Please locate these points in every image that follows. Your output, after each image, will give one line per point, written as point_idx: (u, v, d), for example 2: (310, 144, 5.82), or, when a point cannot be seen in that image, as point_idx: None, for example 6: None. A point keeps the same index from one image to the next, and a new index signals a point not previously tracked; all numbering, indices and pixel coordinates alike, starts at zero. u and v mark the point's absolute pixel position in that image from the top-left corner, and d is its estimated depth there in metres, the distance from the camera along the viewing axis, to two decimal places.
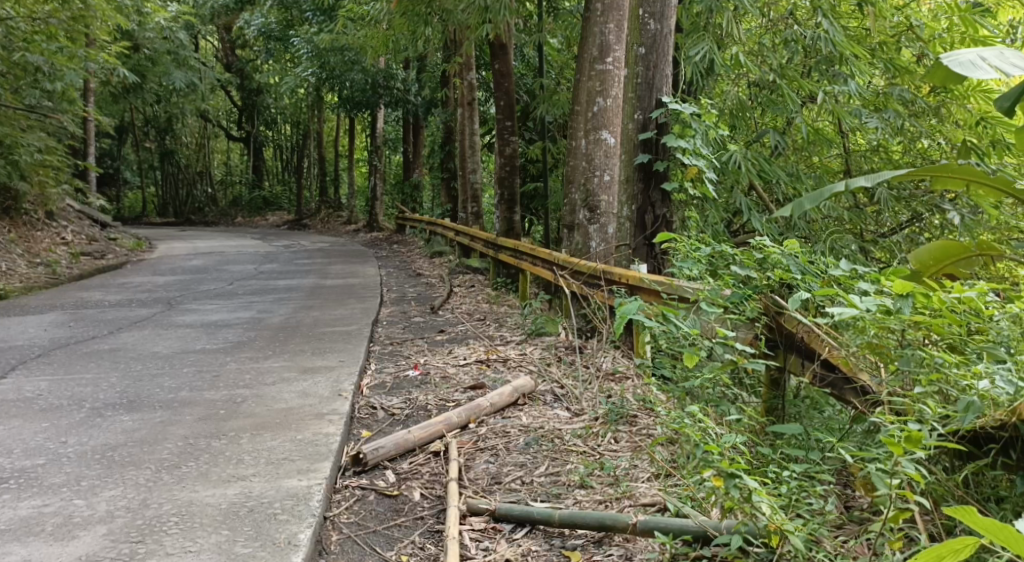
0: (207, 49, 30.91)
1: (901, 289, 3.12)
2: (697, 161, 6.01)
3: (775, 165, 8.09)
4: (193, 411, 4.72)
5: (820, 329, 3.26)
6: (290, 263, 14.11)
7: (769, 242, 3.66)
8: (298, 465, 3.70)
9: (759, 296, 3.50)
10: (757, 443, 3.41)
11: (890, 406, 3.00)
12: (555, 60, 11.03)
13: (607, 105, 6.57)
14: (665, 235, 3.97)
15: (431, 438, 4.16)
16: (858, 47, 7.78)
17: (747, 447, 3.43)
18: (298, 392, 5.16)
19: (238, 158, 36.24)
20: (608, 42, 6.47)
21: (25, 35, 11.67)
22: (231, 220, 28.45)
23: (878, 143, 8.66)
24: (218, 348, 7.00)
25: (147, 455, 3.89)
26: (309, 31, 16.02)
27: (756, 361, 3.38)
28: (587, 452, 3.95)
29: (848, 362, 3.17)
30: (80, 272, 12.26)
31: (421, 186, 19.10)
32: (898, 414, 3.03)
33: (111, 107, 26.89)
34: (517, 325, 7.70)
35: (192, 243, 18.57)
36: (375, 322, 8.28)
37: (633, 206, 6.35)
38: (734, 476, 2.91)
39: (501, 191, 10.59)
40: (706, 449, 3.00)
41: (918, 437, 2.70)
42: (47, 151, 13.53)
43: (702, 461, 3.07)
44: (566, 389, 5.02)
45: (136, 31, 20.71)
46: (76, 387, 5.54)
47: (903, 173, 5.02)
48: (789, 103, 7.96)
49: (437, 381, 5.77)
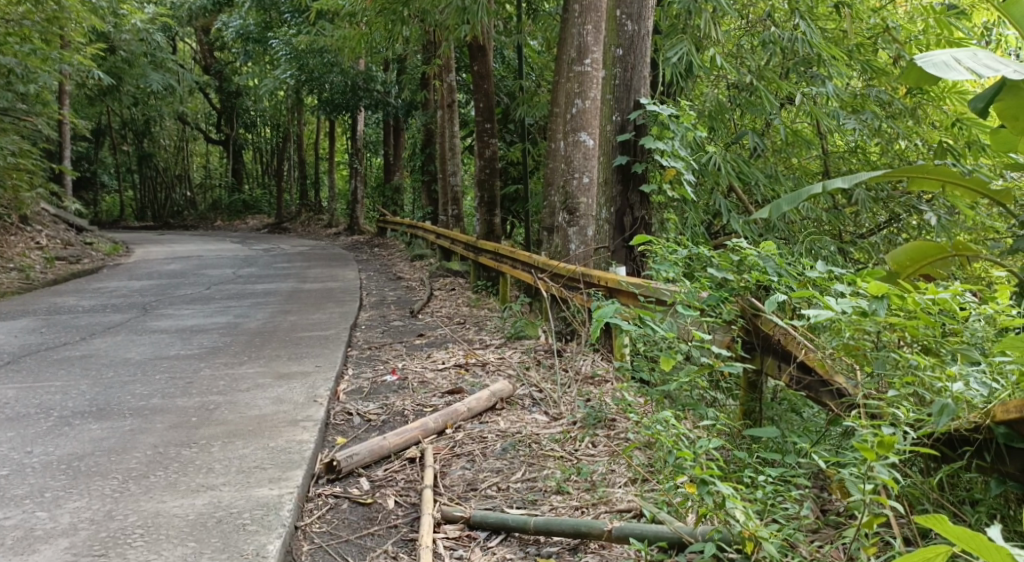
0: (185, 51, 30.67)
1: (876, 290, 3.10)
2: (675, 163, 5.97)
3: (754, 167, 8.08)
4: (164, 419, 4.63)
5: (796, 331, 3.23)
6: (269, 267, 13.99)
7: (746, 243, 3.64)
8: (270, 473, 3.63)
9: (735, 298, 3.47)
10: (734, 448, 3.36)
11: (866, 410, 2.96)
12: (535, 62, 11.01)
13: (586, 107, 6.27)
14: (641, 237, 3.92)
15: (407, 444, 4.09)
16: (835, 48, 7.80)
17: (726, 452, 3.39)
18: (273, 398, 5.08)
19: (217, 162, 35.98)
20: (586, 43, 6.19)
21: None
22: (210, 223, 28.21)
23: (856, 144, 8.68)
24: (193, 354, 6.90)
25: (115, 465, 3.80)
26: (287, 33, 15.96)
27: (732, 365, 3.36)
28: (564, 457, 3.91)
29: (824, 365, 3.11)
30: (54, 277, 12.08)
31: (401, 188, 19.01)
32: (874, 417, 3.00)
33: (87, 110, 26.59)
34: (497, 328, 7.65)
35: (169, 247, 18.36)
36: (353, 326, 8.20)
37: (612, 208, 6.40)
38: (707, 483, 2.86)
39: (481, 193, 10.54)
40: (680, 454, 2.95)
41: (892, 443, 2.62)
42: (21, 154, 13.14)
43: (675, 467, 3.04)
44: (544, 392, 4.96)
45: (112, 34, 20.50)
46: (45, 395, 5.43)
47: (880, 174, 5.02)
48: (767, 105, 7.94)
49: (414, 386, 5.71)
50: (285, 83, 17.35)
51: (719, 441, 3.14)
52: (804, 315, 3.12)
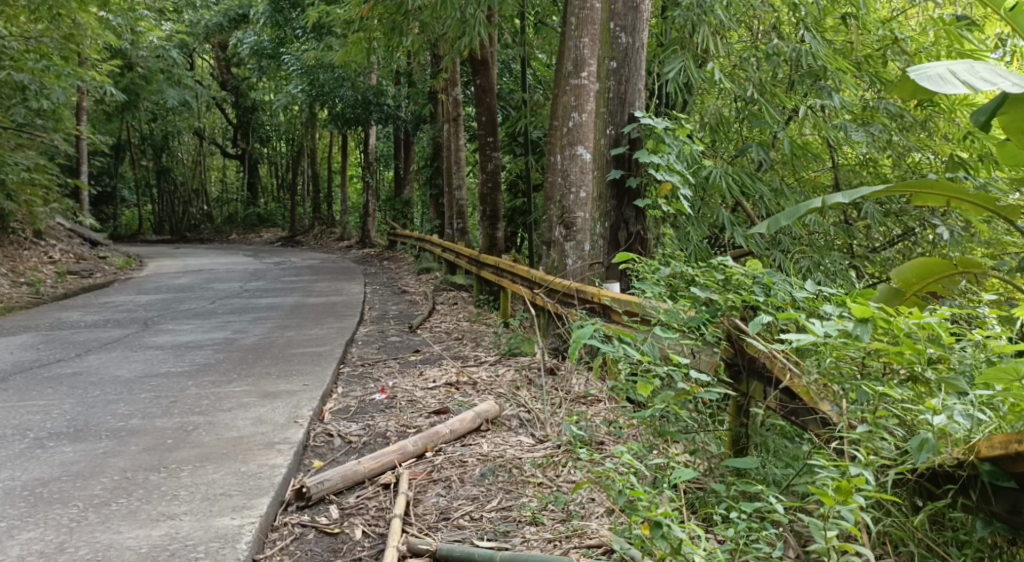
0: (203, 67, 30.83)
1: (861, 314, 2.90)
2: (671, 177, 5.75)
3: (760, 181, 7.87)
4: (139, 440, 4.50)
5: (779, 354, 3.07)
6: (276, 281, 13.90)
7: (732, 262, 3.51)
8: (236, 501, 3.50)
9: (720, 320, 3.30)
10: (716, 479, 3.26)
11: (848, 444, 2.80)
12: (541, 76, 10.89)
13: (583, 121, 6.20)
14: (623, 257, 3.79)
15: (383, 469, 3.96)
16: (843, 60, 7.60)
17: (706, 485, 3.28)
18: (253, 418, 4.94)
19: (234, 176, 36.09)
20: (582, 56, 6.14)
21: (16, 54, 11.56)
22: (225, 237, 28.25)
23: (867, 156, 8.46)
24: (184, 371, 6.77)
25: (78, 491, 3.67)
26: (298, 48, 15.81)
27: (711, 391, 3.23)
28: (544, 483, 3.78)
29: (808, 392, 2.97)
30: (62, 291, 12.04)
31: (412, 202, 18.94)
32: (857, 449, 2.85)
33: (105, 125, 26.78)
34: (493, 345, 7.49)
35: (181, 261, 18.33)
36: (350, 342, 8.06)
37: (606, 223, 6.19)
38: (662, 525, 2.74)
39: (484, 208, 10.38)
40: (634, 494, 2.82)
41: (849, 489, 2.56)
42: (35, 169, 13.18)
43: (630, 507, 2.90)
44: (531, 413, 4.79)
45: (128, 51, 20.56)
46: (26, 415, 5.31)
47: (883, 188, 4.79)
48: (770, 118, 7.71)
49: (402, 405, 5.56)
50: (297, 97, 17.32)
51: (693, 472, 3.01)
52: (785, 338, 2.97)
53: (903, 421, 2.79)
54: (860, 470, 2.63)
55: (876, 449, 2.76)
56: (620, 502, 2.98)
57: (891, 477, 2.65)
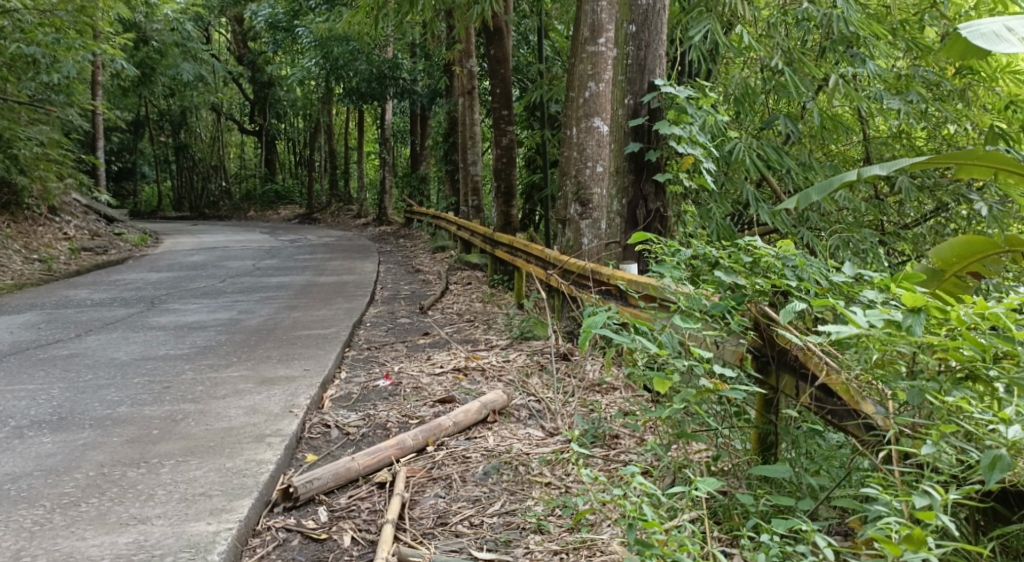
0: (221, 42, 30.47)
1: (911, 302, 2.55)
2: (693, 149, 5.32)
3: (786, 155, 7.44)
4: (124, 431, 4.22)
5: (815, 347, 2.74)
6: (289, 258, 13.63)
7: (760, 243, 3.13)
8: (215, 503, 3.24)
9: (746, 306, 2.97)
10: (744, 489, 2.95)
11: (898, 451, 2.50)
12: (560, 47, 10.47)
13: (600, 90, 5.98)
14: (639, 236, 3.41)
15: (378, 465, 3.66)
16: (877, 26, 7.09)
17: (731, 496, 2.97)
18: (246, 407, 4.62)
19: (252, 153, 35.74)
20: (600, 21, 5.93)
21: (31, 27, 11.47)
22: (243, 213, 27.95)
23: (900, 128, 8.04)
24: (182, 355, 6.48)
25: (48, 489, 3.44)
26: (311, 20, 15.34)
27: (737, 389, 2.88)
28: (552, 484, 3.45)
29: (848, 390, 2.64)
30: (75, 268, 11.77)
31: (428, 178, 18.56)
32: (907, 457, 2.53)
33: (122, 101, 26.52)
34: (506, 326, 7.15)
35: (198, 238, 18.01)
36: (356, 324, 7.73)
37: (624, 200, 5.73)
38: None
39: (497, 184, 9.96)
40: (645, 526, 2.51)
41: (922, 538, 2.23)
42: (49, 145, 12.96)
43: (640, 542, 2.55)
44: (542, 404, 4.43)
45: (142, 24, 20.12)
46: (11, 402, 5.05)
47: (925, 160, 4.29)
48: (797, 88, 7.24)
49: (406, 393, 5.24)
50: (312, 71, 16.92)
51: (717, 482, 2.70)
52: (823, 329, 2.62)
53: (972, 435, 2.42)
54: (923, 499, 2.31)
55: (935, 464, 2.41)
56: (631, 539, 2.60)
57: (958, 501, 2.32)
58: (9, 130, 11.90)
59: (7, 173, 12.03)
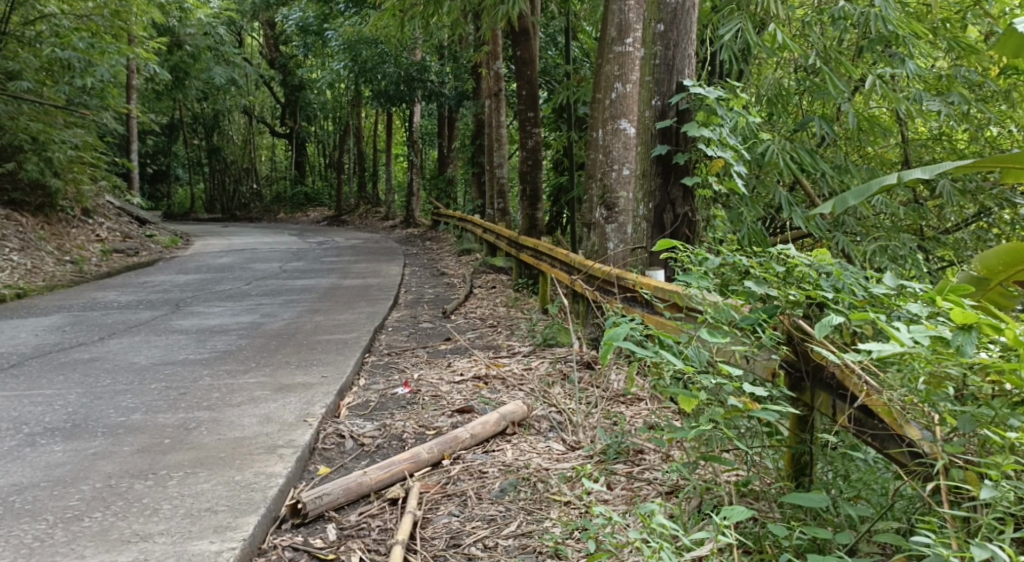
0: (253, 46, 30.67)
1: (961, 319, 2.39)
2: (723, 152, 5.14)
3: (821, 157, 7.23)
4: (135, 440, 4.12)
5: (854, 365, 2.57)
6: (316, 261, 13.58)
7: (793, 251, 2.99)
8: (220, 519, 3.13)
9: (778, 318, 2.80)
10: (778, 517, 2.78)
11: (949, 483, 2.33)
12: (588, 48, 10.33)
13: (627, 91, 5.78)
14: (664, 244, 3.24)
15: (391, 481, 3.54)
16: (918, 26, 6.87)
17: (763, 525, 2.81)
18: (260, 416, 4.50)
19: (283, 155, 35.90)
20: (627, 20, 5.76)
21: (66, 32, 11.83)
22: (273, 215, 28.04)
23: (940, 130, 7.90)
24: (202, 359, 6.40)
25: (52, 501, 3.35)
26: (340, 23, 15.32)
27: (768, 410, 2.71)
28: (571, 502, 3.30)
29: (891, 412, 2.47)
30: (105, 269, 11.80)
31: (455, 180, 18.47)
32: (958, 490, 2.36)
33: (156, 104, 26.73)
34: (529, 332, 7.01)
35: (227, 241, 18.04)
36: (378, 329, 7.62)
37: (650, 203, 5.55)
38: None
39: (523, 186, 9.81)
40: None
41: None
42: (83, 148, 12.71)
43: None
44: (564, 415, 4.27)
45: (175, 28, 20.24)
46: (28, 407, 4.99)
47: (966, 163, 4.05)
48: (833, 88, 7.04)
49: (425, 402, 5.11)
50: (340, 73, 16.89)
51: (746, 512, 2.56)
52: (863, 347, 2.45)
53: None
54: (982, 551, 2.15)
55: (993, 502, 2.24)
56: None
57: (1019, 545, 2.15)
58: (43, 132, 11.55)
59: (40, 176, 11.69)
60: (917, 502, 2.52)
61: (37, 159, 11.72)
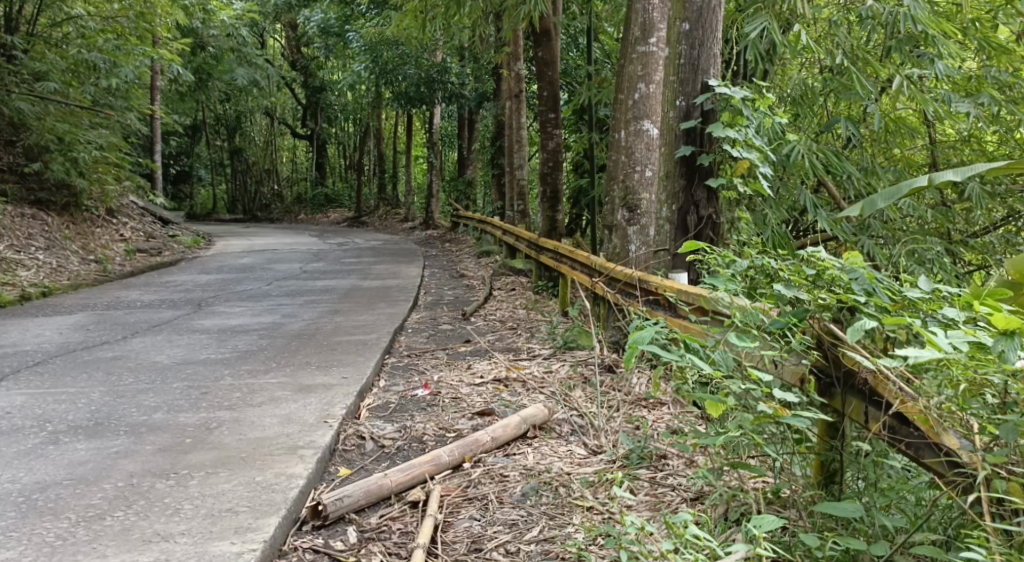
0: (275, 48, 30.82)
1: (1003, 326, 2.31)
2: (749, 153, 5.14)
3: (846, 159, 7.13)
4: (156, 439, 4.12)
5: (889, 372, 2.51)
6: (336, 262, 13.61)
7: (824, 254, 2.89)
8: (241, 520, 3.12)
9: (808, 322, 2.76)
10: (811, 527, 2.74)
11: (991, 494, 2.30)
12: (609, 50, 10.28)
13: (650, 92, 5.82)
14: (690, 246, 3.18)
15: (412, 483, 3.52)
16: (947, 25, 6.77)
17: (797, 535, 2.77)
18: (281, 416, 4.49)
19: (304, 157, 36.03)
20: (651, 20, 5.69)
21: (92, 34, 12.09)
22: (293, 216, 28.16)
23: (968, 132, 7.80)
24: (224, 359, 6.42)
25: (75, 500, 3.35)
26: (362, 24, 15.36)
27: (800, 416, 2.66)
28: (593, 508, 3.26)
29: (927, 421, 2.44)
30: (128, 268, 11.88)
31: (475, 182, 18.46)
32: (999, 500, 2.33)
33: (179, 105, 26.93)
34: (550, 334, 6.97)
35: (249, 241, 18.14)
36: (398, 330, 7.60)
37: (674, 205, 5.48)
38: None
39: (543, 187, 9.76)
40: None
41: None
42: (107, 147, 12.78)
43: None
44: (586, 419, 4.23)
45: (198, 30, 20.37)
46: (51, 405, 5.02)
47: (998, 165, 3.90)
48: (861, 89, 6.96)
49: (445, 403, 5.09)
50: (361, 75, 16.93)
51: (777, 521, 2.55)
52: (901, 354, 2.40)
53: None
54: None
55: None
56: None
57: None
58: (69, 132, 11.64)
59: (66, 176, 11.77)
60: (958, 515, 2.49)
61: (63, 159, 11.79)
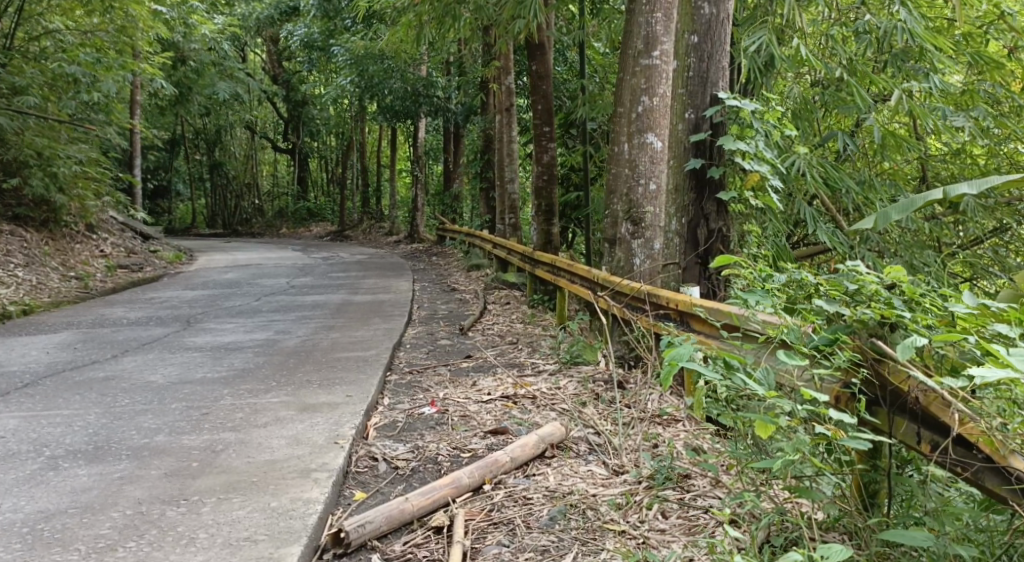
0: (256, 62, 30.62)
1: None
2: (759, 166, 5.08)
3: (844, 171, 7.07)
4: (162, 463, 3.97)
5: (950, 394, 2.48)
6: (324, 276, 13.43)
7: (865, 268, 2.81)
8: (260, 550, 3.04)
9: (852, 338, 2.68)
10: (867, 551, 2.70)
11: None
12: (600, 64, 10.23)
13: (654, 105, 5.65)
14: (723, 259, 3.11)
15: (433, 507, 3.42)
16: (943, 39, 6.75)
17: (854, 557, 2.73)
18: (290, 437, 4.36)
19: (284, 171, 35.74)
20: (654, 33, 5.59)
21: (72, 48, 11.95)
22: (276, 230, 27.90)
23: (959, 145, 7.83)
24: (220, 378, 6.26)
25: (83, 530, 3.22)
26: (346, 38, 15.25)
27: (859, 441, 2.58)
28: (626, 532, 3.19)
29: (993, 442, 2.41)
30: (112, 284, 11.66)
31: (461, 196, 18.35)
32: None
33: (159, 120, 26.64)
34: (553, 349, 6.87)
35: (232, 256, 17.90)
36: (396, 346, 7.48)
37: (683, 218, 5.41)
38: None
39: (538, 201, 9.66)
40: None
41: None
42: (88, 162, 12.54)
43: None
44: (603, 438, 4.12)
45: (179, 44, 20.15)
46: (47, 428, 4.86)
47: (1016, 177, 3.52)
48: (860, 102, 6.92)
49: (454, 422, 4.97)
50: (344, 89, 16.79)
51: (845, 550, 2.48)
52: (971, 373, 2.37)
53: None
54: None
55: None
56: None
57: None
58: (49, 147, 11.44)
59: (46, 191, 11.55)
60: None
61: (43, 174, 11.59)
